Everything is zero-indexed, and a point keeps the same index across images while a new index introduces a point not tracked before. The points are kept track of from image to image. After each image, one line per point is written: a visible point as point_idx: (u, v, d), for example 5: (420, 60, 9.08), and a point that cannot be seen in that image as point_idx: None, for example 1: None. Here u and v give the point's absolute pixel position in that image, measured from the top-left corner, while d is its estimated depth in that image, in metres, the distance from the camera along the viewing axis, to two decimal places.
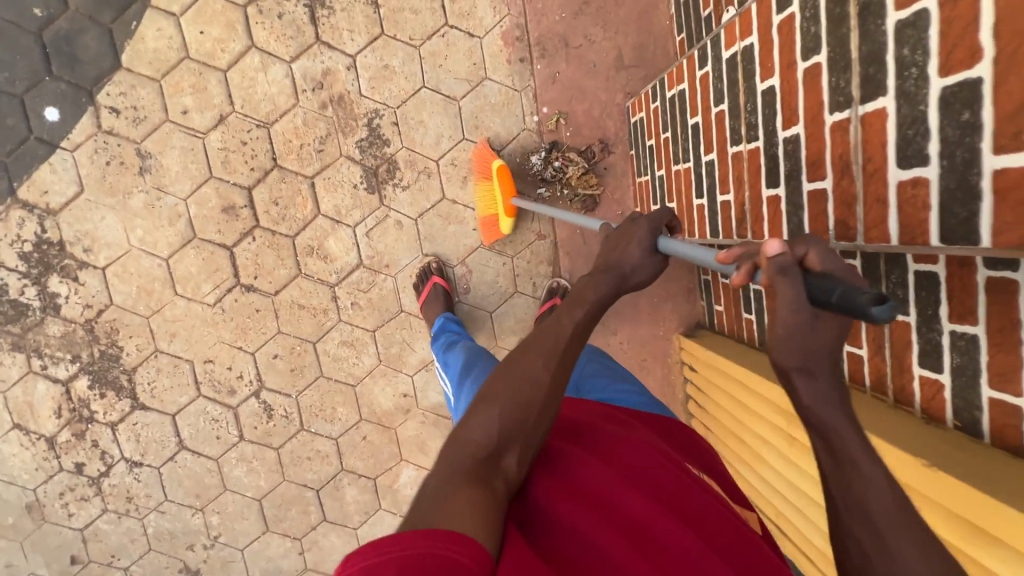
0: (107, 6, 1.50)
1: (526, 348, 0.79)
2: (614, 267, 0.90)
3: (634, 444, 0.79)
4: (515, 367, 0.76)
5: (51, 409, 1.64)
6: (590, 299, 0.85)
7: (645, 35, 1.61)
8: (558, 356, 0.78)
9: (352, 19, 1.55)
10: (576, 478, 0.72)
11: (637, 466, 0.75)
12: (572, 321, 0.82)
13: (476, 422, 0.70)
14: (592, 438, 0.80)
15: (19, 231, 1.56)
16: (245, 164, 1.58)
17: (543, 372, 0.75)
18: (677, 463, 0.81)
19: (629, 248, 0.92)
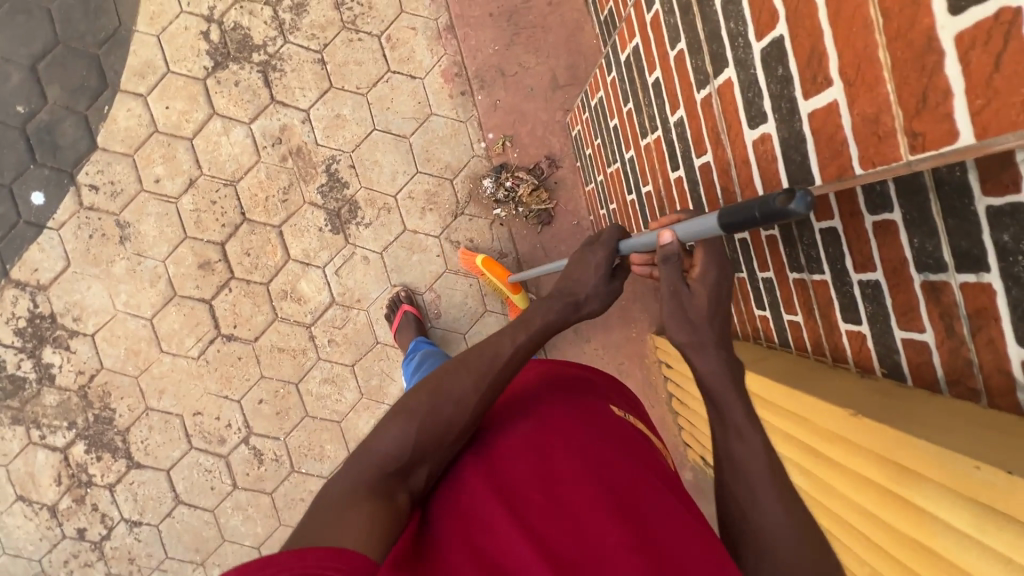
0: (81, 95, 1.65)
1: (460, 366, 0.84)
2: (569, 288, 0.96)
3: (560, 409, 0.84)
4: (440, 381, 0.83)
5: (52, 477, 1.71)
6: (543, 321, 0.91)
7: (575, 55, 1.71)
8: (485, 368, 0.84)
9: (302, 77, 1.68)
10: (492, 462, 0.77)
11: (553, 434, 0.79)
12: (511, 343, 0.87)
13: (389, 432, 0.76)
14: (523, 407, 0.86)
15: (13, 309, 1.67)
16: (217, 221, 1.69)
17: (469, 387, 0.81)
18: (608, 421, 0.84)
19: (586, 267, 0.97)
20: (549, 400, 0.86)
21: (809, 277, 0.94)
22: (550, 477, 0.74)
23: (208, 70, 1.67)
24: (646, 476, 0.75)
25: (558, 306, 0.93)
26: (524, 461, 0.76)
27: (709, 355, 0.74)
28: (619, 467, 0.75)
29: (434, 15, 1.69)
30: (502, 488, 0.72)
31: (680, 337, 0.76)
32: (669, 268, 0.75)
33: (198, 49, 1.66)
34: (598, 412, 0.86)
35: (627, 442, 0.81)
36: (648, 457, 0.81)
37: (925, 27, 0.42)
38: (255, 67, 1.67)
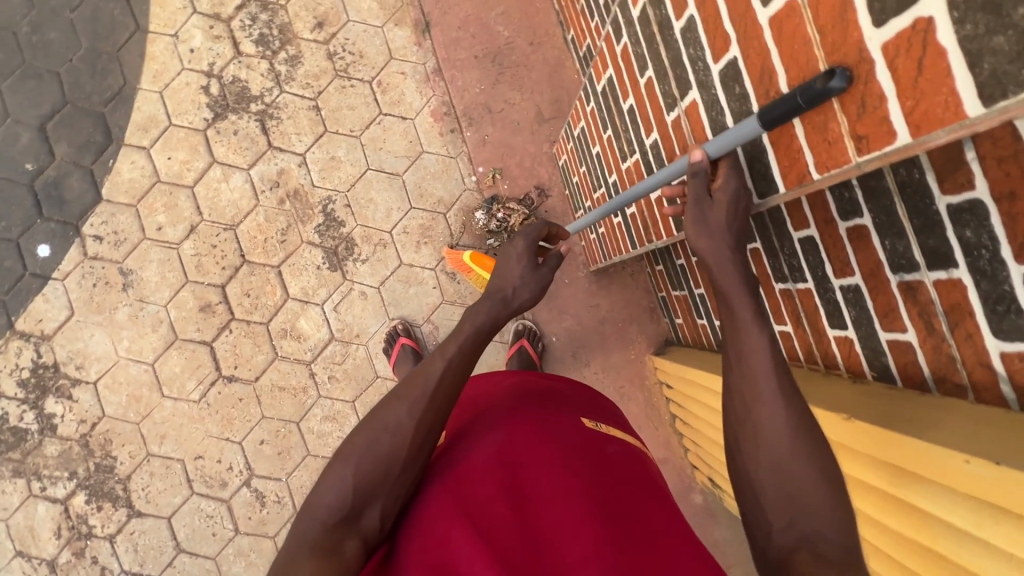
0: (87, 151, 1.73)
1: (395, 394, 0.81)
2: (495, 290, 0.95)
3: (521, 424, 0.84)
4: (377, 415, 0.79)
5: (52, 531, 1.69)
6: (472, 330, 0.87)
7: (558, 89, 1.79)
8: (424, 392, 0.80)
9: (298, 123, 1.76)
10: (454, 480, 0.78)
11: (514, 451, 0.80)
12: (443, 361, 0.83)
13: (330, 481, 0.75)
14: (482, 425, 0.86)
15: (17, 360, 1.69)
16: (217, 264, 1.73)
17: (404, 417, 0.78)
18: (570, 433, 0.85)
19: (514, 261, 0.98)
20: (509, 414, 0.87)
21: (794, 286, 0.96)
22: (512, 495, 0.75)
23: (208, 121, 1.75)
24: (608, 485, 0.77)
25: (488, 305, 0.91)
26: (487, 478, 0.76)
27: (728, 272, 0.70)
28: (581, 480, 0.77)
29: (422, 60, 1.78)
30: (465, 508, 0.73)
31: (700, 248, 0.72)
32: (689, 181, 0.72)
33: (199, 102, 1.75)
34: (560, 423, 0.87)
35: (589, 451, 0.83)
36: (612, 459, 0.83)
37: (856, 39, 0.45)
38: (253, 116, 1.75)
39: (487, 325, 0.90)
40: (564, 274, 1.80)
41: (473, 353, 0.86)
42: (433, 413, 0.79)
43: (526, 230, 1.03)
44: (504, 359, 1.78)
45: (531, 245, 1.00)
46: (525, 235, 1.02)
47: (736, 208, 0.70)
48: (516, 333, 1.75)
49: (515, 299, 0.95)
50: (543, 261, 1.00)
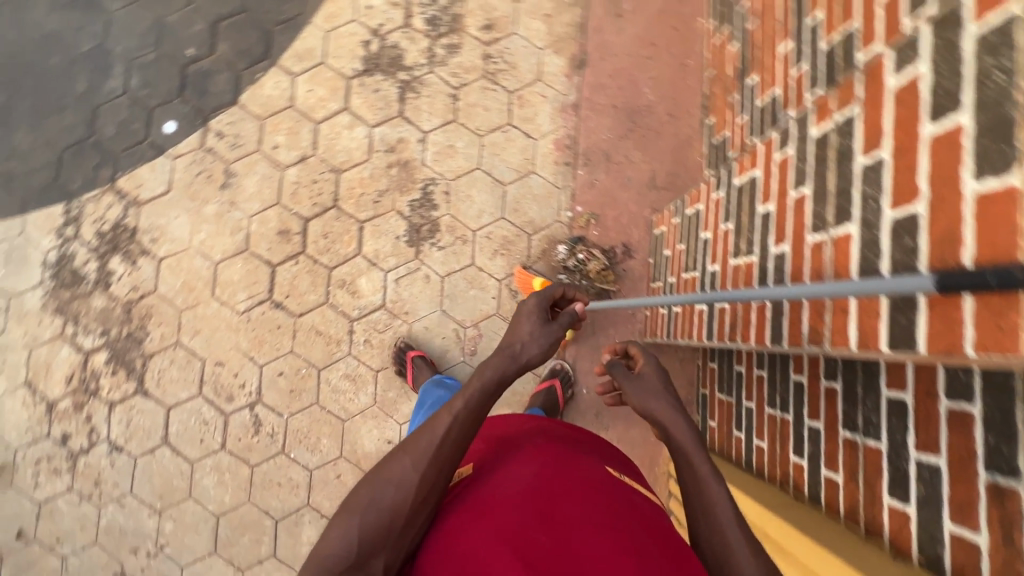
0: (244, 58, 1.85)
1: (402, 446, 0.88)
2: (506, 349, 1.05)
3: (545, 462, 0.93)
4: (384, 468, 0.86)
5: (64, 376, 1.74)
6: (480, 384, 0.96)
7: (678, 164, 1.83)
8: (428, 450, 0.87)
9: (433, 104, 1.84)
10: (482, 505, 0.85)
11: (540, 484, 0.88)
12: (449, 416, 0.91)
13: (335, 533, 0.79)
14: (508, 460, 0.94)
15: (105, 212, 1.79)
16: (310, 198, 1.81)
17: (410, 471, 0.85)
18: (597, 478, 0.93)
19: (525, 324, 1.09)
20: (537, 452, 0.96)
21: (862, 439, 0.95)
22: (542, 520, 0.82)
23: (356, 72, 1.85)
24: (629, 522, 0.85)
25: (500, 364, 1.00)
26: (516, 504, 0.84)
27: (679, 431, 0.99)
28: (604, 515, 0.84)
29: (565, 92, 1.86)
30: (497, 530, 0.80)
31: (648, 406, 1.07)
32: (643, 360, 1.17)
33: (355, 53, 1.86)
34: (581, 465, 0.95)
35: (608, 492, 0.91)
36: (631, 505, 0.90)
37: None
38: (396, 82, 1.85)
39: (498, 385, 0.98)
40: (616, 334, 1.81)
41: (483, 409, 0.95)
42: (440, 466, 0.86)
43: (534, 296, 1.15)
44: (530, 390, 1.77)
45: (541, 313, 1.11)
46: (538, 302, 1.13)
47: (663, 375, 1.14)
48: (551, 370, 1.76)
49: (526, 354, 1.04)
50: (558, 325, 1.12)
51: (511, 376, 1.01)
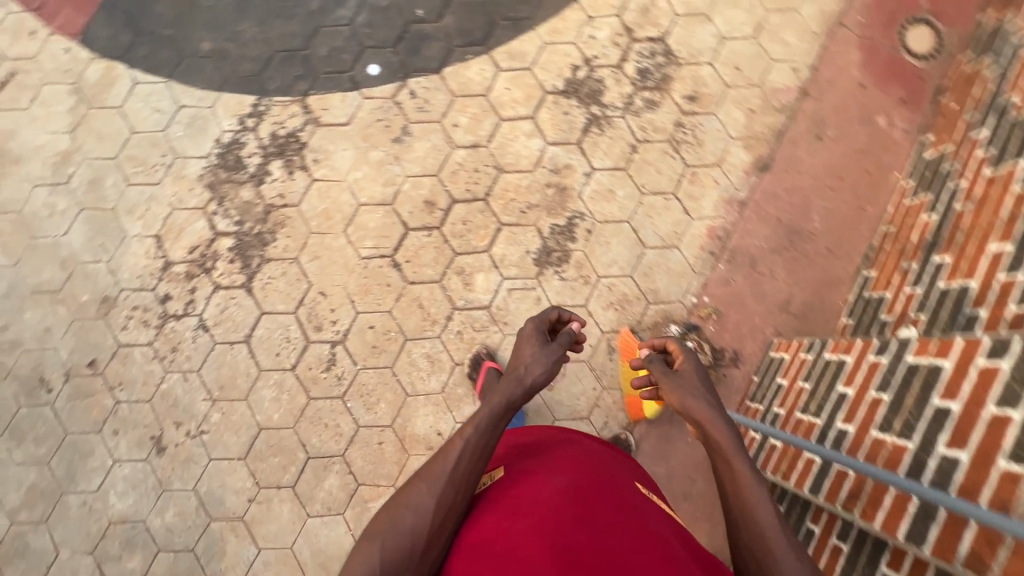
0: (462, 36, 1.93)
1: (417, 477, 0.96)
2: (513, 373, 1.17)
3: (577, 468, 0.98)
4: (402, 495, 0.94)
5: (189, 244, 1.85)
6: (490, 410, 1.07)
7: (817, 298, 1.79)
8: (444, 477, 0.96)
9: (612, 146, 1.88)
10: (516, 499, 0.92)
11: (574, 485, 0.93)
12: (461, 439, 1.01)
13: (359, 560, 0.86)
14: (542, 463, 1.00)
15: (287, 119, 1.90)
16: (466, 183, 1.86)
17: (425, 495, 0.93)
18: (625, 490, 0.97)
19: (527, 359, 1.20)
20: (566, 459, 1.01)
21: None
22: (576, 512, 0.88)
23: (555, 90, 1.90)
24: (656, 526, 0.90)
25: (507, 393, 1.10)
26: (553, 499, 0.90)
27: (717, 426, 1.09)
28: (632, 515, 0.90)
29: (738, 186, 1.85)
30: (533, 521, 0.86)
31: (685, 401, 1.17)
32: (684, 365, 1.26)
33: (562, 73, 1.91)
34: (613, 474, 1.01)
35: (636, 498, 0.96)
36: (658, 514, 0.96)
37: None
38: (587, 114, 1.89)
39: (504, 410, 1.08)
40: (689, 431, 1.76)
41: (491, 433, 1.04)
42: (454, 489, 0.95)
43: (532, 325, 1.29)
44: None
45: (540, 344, 1.24)
46: (538, 336, 1.26)
47: (702, 378, 1.23)
48: (615, 437, 1.73)
49: (531, 377, 1.16)
50: (555, 350, 1.24)
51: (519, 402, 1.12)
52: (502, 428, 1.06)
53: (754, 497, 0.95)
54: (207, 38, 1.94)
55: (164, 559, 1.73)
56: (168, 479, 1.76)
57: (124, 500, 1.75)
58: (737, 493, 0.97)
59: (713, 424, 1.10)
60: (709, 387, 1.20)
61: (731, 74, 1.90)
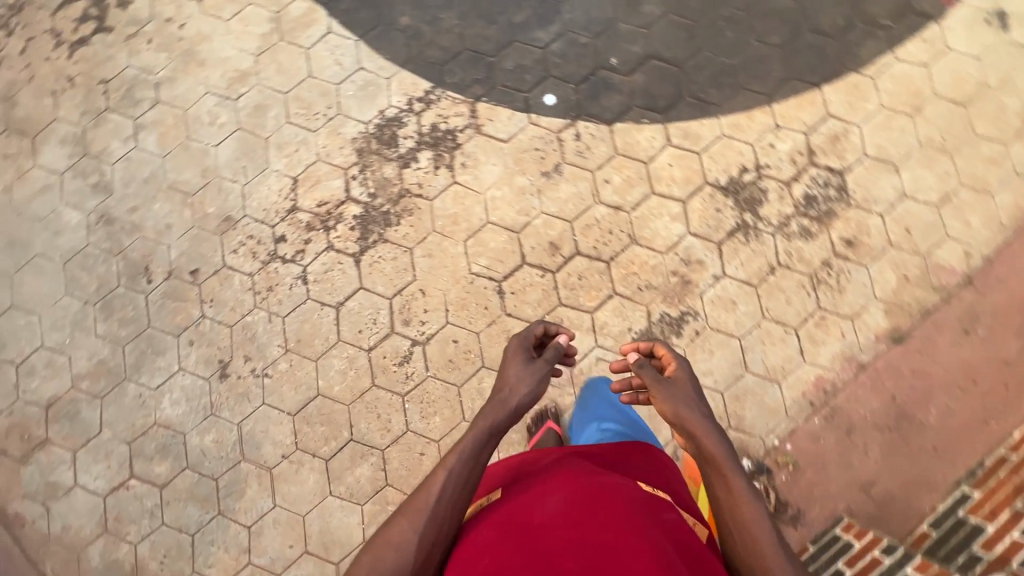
0: (645, 99, 1.90)
1: (403, 512, 0.94)
2: (499, 393, 1.08)
3: (570, 488, 0.94)
4: (386, 528, 0.92)
5: (320, 198, 1.89)
6: (475, 434, 1.01)
7: (904, 491, 1.66)
8: (425, 509, 0.93)
9: (751, 259, 1.81)
10: (505, 527, 0.90)
11: (568, 509, 0.89)
12: (444, 472, 0.96)
13: None
14: (538, 488, 0.96)
15: (452, 115, 1.91)
16: (595, 240, 1.83)
17: (406, 529, 0.91)
18: (622, 497, 0.92)
19: (512, 375, 1.11)
20: (562, 480, 0.96)
21: None
22: (566, 540, 0.84)
23: (716, 183, 1.85)
24: (652, 537, 0.83)
25: (490, 417, 1.03)
26: (543, 530, 0.86)
27: (709, 440, 0.97)
28: (625, 530, 0.84)
29: (864, 348, 1.75)
30: (519, 552, 0.83)
31: (679, 411, 1.02)
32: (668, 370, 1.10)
33: (729, 169, 1.86)
34: (610, 484, 0.95)
35: (639, 510, 0.90)
36: (661, 522, 0.89)
37: None
38: (738, 218, 1.83)
39: (489, 437, 1.01)
40: None
41: (475, 462, 0.98)
42: (436, 522, 0.92)
43: (515, 339, 1.19)
44: None
45: (528, 359, 1.15)
46: (518, 354, 1.16)
47: (692, 390, 1.07)
48: None
49: (517, 398, 1.07)
50: (543, 367, 1.14)
51: (507, 428, 1.05)
52: (488, 454, 1.00)
53: (749, 515, 0.89)
54: (407, 14, 1.98)
55: (188, 477, 1.77)
56: (220, 405, 1.80)
57: (175, 408, 1.81)
58: (739, 513, 0.90)
59: (707, 450, 0.96)
60: (694, 401, 1.04)
61: (899, 234, 1.80)
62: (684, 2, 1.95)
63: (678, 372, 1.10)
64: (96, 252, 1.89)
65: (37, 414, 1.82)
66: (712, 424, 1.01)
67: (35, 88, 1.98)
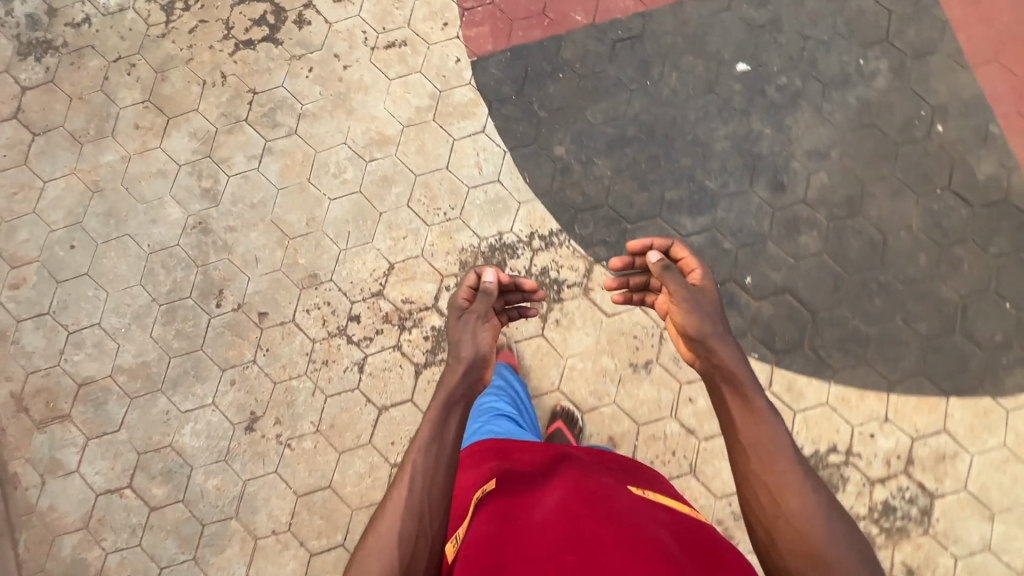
0: (764, 332, 1.78)
1: (388, 500, 0.99)
2: (455, 359, 1.18)
3: (568, 489, 1.05)
4: (366, 539, 0.97)
5: (407, 294, 1.83)
6: (443, 407, 1.08)
7: None
8: (401, 508, 0.98)
9: None
10: (509, 530, 0.98)
11: (566, 504, 0.99)
12: (419, 451, 1.03)
13: None
14: (537, 492, 1.08)
15: (566, 267, 1.83)
16: (654, 455, 1.74)
17: (387, 535, 0.96)
18: (612, 492, 1.03)
19: (455, 343, 1.20)
20: (560, 484, 1.07)
21: None
22: (564, 530, 0.92)
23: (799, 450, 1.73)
24: (643, 526, 0.93)
25: (443, 398, 1.09)
26: (543, 518, 0.97)
27: (725, 351, 1.09)
28: (616, 520, 0.93)
29: None
30: (520, 550, 0.91)
31: (704, 332, 1.11)
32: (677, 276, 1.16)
33: (818, 440, 1.73)
34: (605, 485, 1.06)
35: (628, 504, 1.00)
36: (647, 513, 1.00)
37: None
38: None
39: (445, 418, 1.07)
40: None
41: (443, 442, 1.05)
42: (415, 519, 0.97)
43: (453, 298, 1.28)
44: None
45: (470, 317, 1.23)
46: (458, 320, 1.24)
47: (714, 303, 1.17)
48: None
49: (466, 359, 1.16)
50: (481, 326, 1.24)
51: (466, 406, 1.13)
52: (451, 432, 1.07)
53: (760, 435, 0.98)
54: (564, 145, 1.89)
55: (178, 510, 1.76)
56: (234, 454, 1.78)
57: (193, 438, 1.79)
58: (750, 433, 0.98)
59: (716, 353, 1.09)
60: (708, 300, 1.16)
61: None
62: (845, 249, 1.82)
63: (699, 277, 1.21)
64: (181, 255, 1.88)
65: (68, 388, 1.83)
66: (733, 344, 1.11)
67: (188, 71, 1.97)
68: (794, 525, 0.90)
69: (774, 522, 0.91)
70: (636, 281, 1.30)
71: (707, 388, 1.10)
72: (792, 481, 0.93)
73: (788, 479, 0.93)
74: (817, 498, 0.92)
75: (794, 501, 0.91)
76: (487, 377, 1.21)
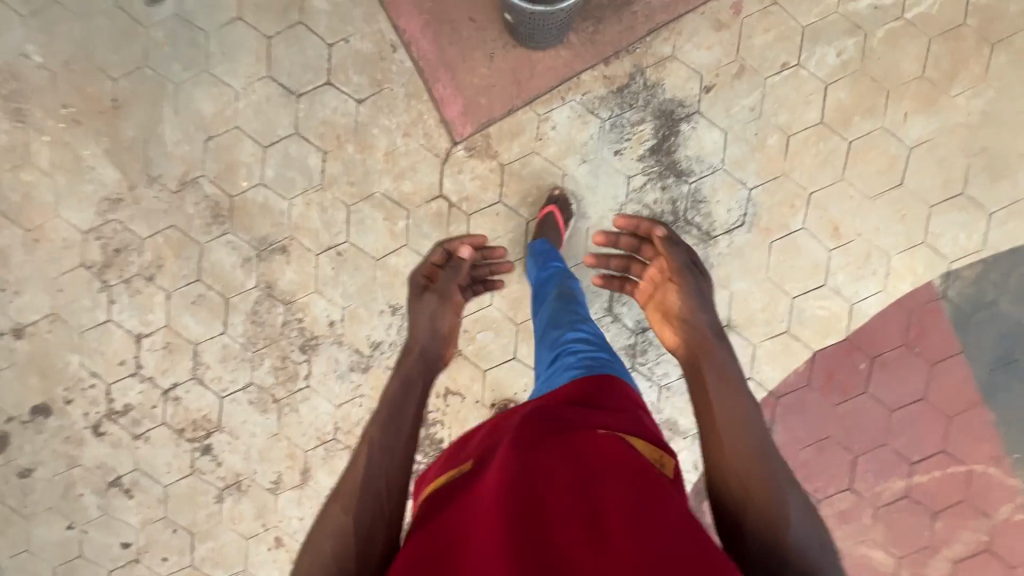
0: None
1: (338, 493, 0.91)
2: (421, 352, 1.18)
3: (537, 434, 0.83)
4: (319, 519, 0.89)
5: None
6: (397, 382, 1.07)
7: None
8: (353, 488, 0.90)
9: None
10: (468, 498, 0.78)
11: (527, 454, 0.78)
12: (370, 432, 0.96)
13: None
14: (500, 442, 0.86)
15: None
16: None
17: (339, 517, 0.87)
18: (586, 442, 0.81)
19: (413, 324, 1.26)
20: (528, 424, 0.87)
21: None
22: (526, 482, 0.74)
23: None
24: (600, 478, 0.74)
25: (400, 377, 1.09)
26: (501, 472, 0.77)
27: (715, 338, 1.10)
28: (586, 480, 0.75)
29: None
30: (479, 513, 0.73)
31: (695, 316, 1.15)
32: (672, 244, 1.26)
33: None
34: (579, 434, 0.83)
35: (588, 453, 0.79)
36: (605, 452, 0.79)
37: None
38: None
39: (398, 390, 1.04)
40: None
41: (399, 422, 0.99)
42: (371, 496, 0.89)
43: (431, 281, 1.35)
44: None
45: (428, 287, 1.34)
46: (421, 301, 1.32)
47: (686, 267, 1.24)
48: None
49: (421, 347, 1.20)
50: (438, 306, 1.30)
51: (425, 383, 1.11)
52: (410, 404, 1.03)
53: (738, 416, 0.95)
54: None
55: None
56: None
57: None
58: (726, 413, 0.95)
59: (709, 348, 1.08)
60: (704, 288, 1.21)
61: None
62: None
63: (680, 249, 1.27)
64: None
65: None
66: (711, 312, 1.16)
67: None
68: (770, 522, 0.84)
69: (741, 513, 0.87)
70: (616, 265, 1.40)
71: (687, 364, 1.09)
72: (754, 460, 0.90)
73: (756, 467, 0.89)
74: (796, 505, 0.87)
75: (769, 499, 0.86)
76: (449, 357, 1.26)
